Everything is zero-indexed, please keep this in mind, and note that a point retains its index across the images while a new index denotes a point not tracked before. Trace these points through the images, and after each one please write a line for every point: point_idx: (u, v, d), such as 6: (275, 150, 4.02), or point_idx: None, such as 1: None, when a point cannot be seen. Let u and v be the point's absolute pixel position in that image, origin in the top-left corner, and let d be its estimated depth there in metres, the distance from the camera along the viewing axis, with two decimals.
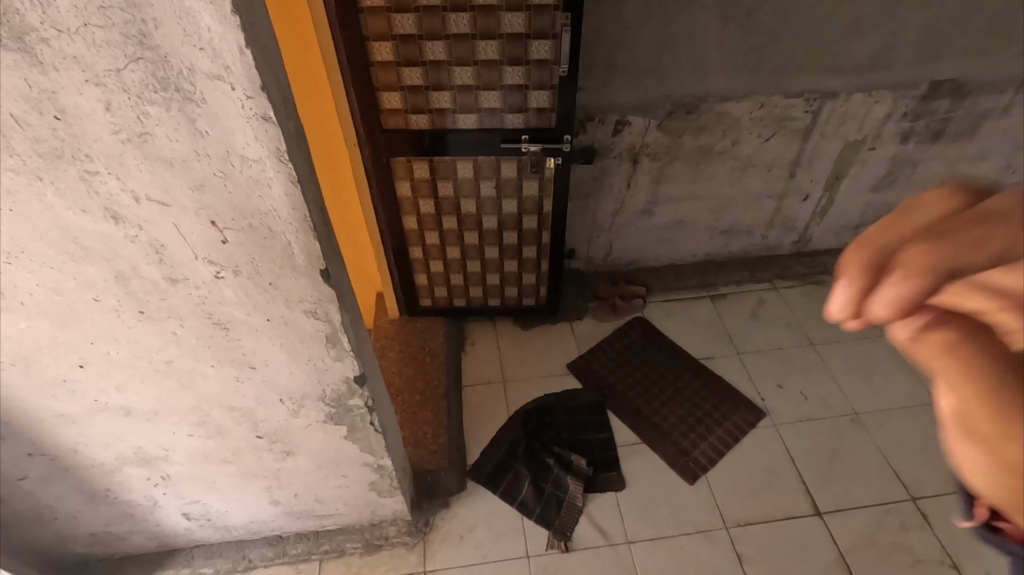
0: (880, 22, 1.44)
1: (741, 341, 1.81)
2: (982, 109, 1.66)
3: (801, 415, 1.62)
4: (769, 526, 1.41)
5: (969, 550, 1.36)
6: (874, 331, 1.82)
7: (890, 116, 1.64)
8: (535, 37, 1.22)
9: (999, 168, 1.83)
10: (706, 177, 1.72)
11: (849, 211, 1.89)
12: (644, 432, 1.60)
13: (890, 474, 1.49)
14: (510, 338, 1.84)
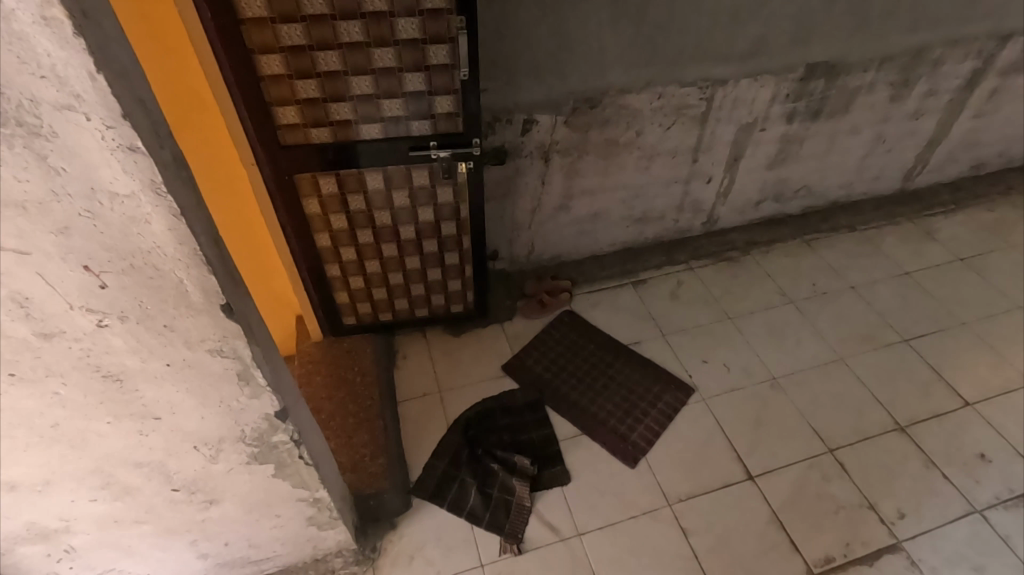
0: (757, 12, 1.53)
1: (665, 323, 1.88)
2: (852, 87, 1.81)
3: (726, 386, 1.71)
4: (708, 497, 1.47)
5: (882, 490, 1.48)
6: (782, 299, 1.95)
7: (775, 99, 1.76)
8: (432, 42, 1.19)
9: (871, 140, 2.01)
10: (616, 169, 1.77)
11: (749, 189, 2.01)
12: (583, 423, 1.63)
13: (808, 430, 1.61)
14: (441, 348, 1.82)
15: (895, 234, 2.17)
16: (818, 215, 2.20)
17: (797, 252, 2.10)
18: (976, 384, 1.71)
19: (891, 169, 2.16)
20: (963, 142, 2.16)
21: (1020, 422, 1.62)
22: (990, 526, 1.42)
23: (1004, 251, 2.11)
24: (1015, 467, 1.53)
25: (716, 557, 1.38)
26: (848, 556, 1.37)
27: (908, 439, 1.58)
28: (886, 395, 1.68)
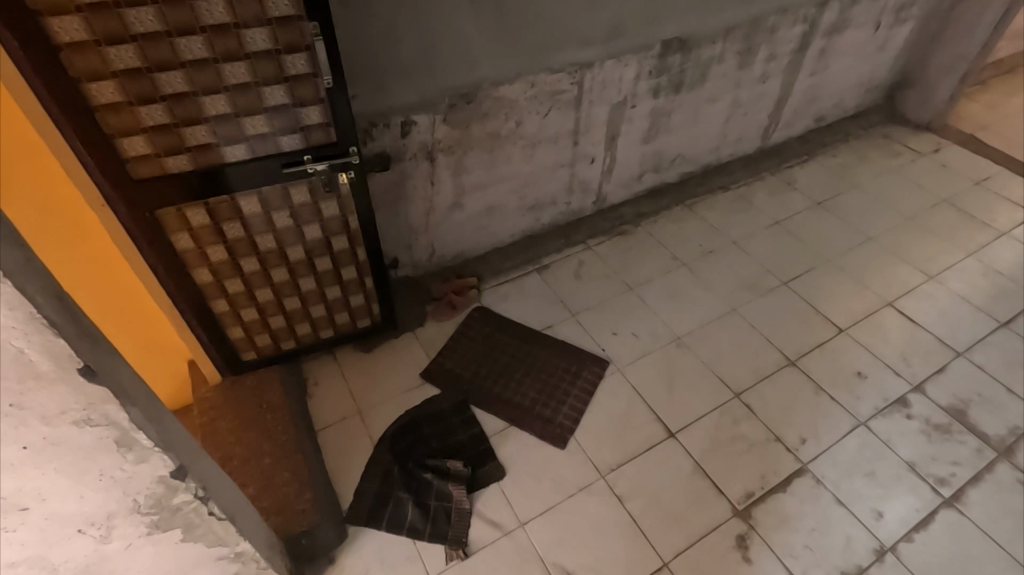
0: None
1: (573, 303, 1.94)
2: (705, 58, 1.95)
3: (637, 353, 1.79)
4: (638, 462, 1.54)
5: (785, 422, 1.62)
6: (675, 263, 2.07)
7: (639, 77, 1.85)
8: (286, 51, 1.13)
9: (729, 106, 2.18)
10: (502, 160, 1.79)
11: (630, 164, 2.11)
12: (510, 414, 1.64)
13: (715, 380, 1.72)
14: (354, 365, 1.76)
15: (762, 189, 2.37)
16: (695, 181, 2.36)
17: (682, 217, 2.24)
18: (846, 312, 1.91)
19: (750, 130, 2.36)
20: (805, 98, 2.40)
21: (885, 339, 1.83)
22: (874, 433, 1.60)
23: (852, 191, 2.37)
24: (886, 378, 1.73)
25: (651, 516, 1.44)
26: (765, 487, 1.49)
27: (800, 371, 1.75)
28: (776, 335, 1.85)
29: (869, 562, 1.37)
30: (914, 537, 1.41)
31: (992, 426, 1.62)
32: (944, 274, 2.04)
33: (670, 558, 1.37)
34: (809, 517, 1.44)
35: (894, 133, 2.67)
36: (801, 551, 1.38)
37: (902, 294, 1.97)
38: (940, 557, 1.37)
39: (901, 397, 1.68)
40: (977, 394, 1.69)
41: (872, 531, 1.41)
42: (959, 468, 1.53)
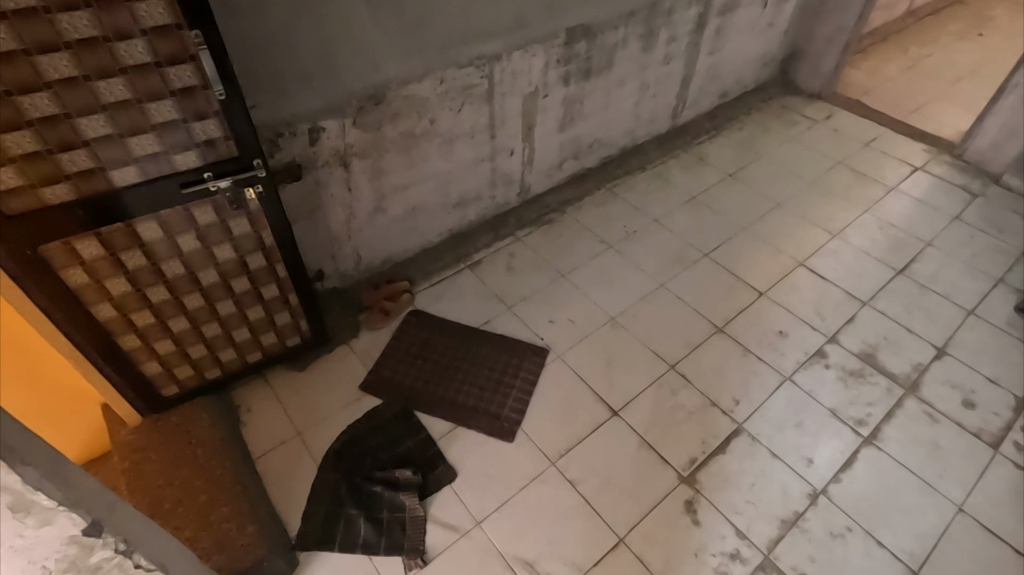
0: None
1: (508, 296, 1.94)
2: (609, 43, 1.99)
3: (575, 338, 1.83)
4: (585, 444, 1.57)
5: (718, 386, 1.70)
6: (603, 245, 2.11)
7: (547, 66, 1.87)
8: (169, 63, 1.06)
9: (638, 89, 2.25)
10: (420, 160, 1.76)
11: (549, 153, 2.14)
12: (455, 415, 1.63)
13: (650, 356, 1.78)
14: (288, 386, 1.69)
15: (677, 166, 2.47)
16: (613, 164, 2.42)
17: (604, 200, 2.29)
18: (764, 276, 2.02)
19: (660, 111, 2.44)
20: (708, 77, 2.51)
21: (800, 297, 1.95)
22: (799, 386, 1.71)
23: (758, 161, 2.51)
24: (804, 333, 1.84)
25: (603, 495, 1.47)
26: (706, 451, 1.55)
27: (728, 336, 1.84)
28: (703, 305, 1.93)
29: (804, 507, 1.45)
30: (842, 477, 1.51)
31: (898, 366, 1.76)
32: (846, 231, 2.20)
33: (625, 532, 1.41)
34: (748, 473, 1.51)
35: (791, 103, 2.84)
36: (744, 507, 1.45)
37: (811, 253, 2.11)
38: (865, 492, 1.48)
39: (819, 349, 1.80)
40: (883, 338, 1.83)
41: (804, 478, 1.50)
42: (874, 408, 1.65)
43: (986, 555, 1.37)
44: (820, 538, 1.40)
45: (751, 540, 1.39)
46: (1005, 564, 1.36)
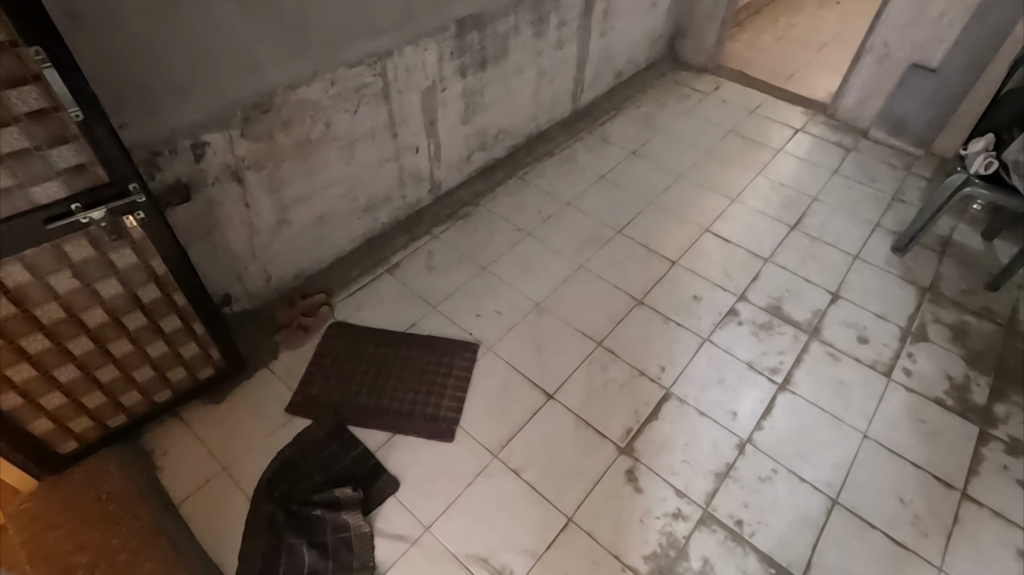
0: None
1: (431, 295, 1.92)
2: (501, 32, 1.99)
3: (503, 328, 1.83)
4: (525, 432, 1.58)
5: (645, 356, 1.77)
6: (520, 234, 2.13)
7: (442, 59, 1.84)
8: (8, 85, 0.94)
9: (536, 76, 2.27)
10: (320, 166, 1.68)
11: (456, 147, 2.12)
12: (391, 423, 1.59)
13: (578, 336, 1.82)
14: (207, 420, 1.58)
15: (582, 148, 2.53)
16: (521, 152, 2.44)
17: (516, 188, 2.31)
18: (674, 245, 2.12)
19: (560, 96, 2.48)
20: (601, 59, 2.58)
21: (709, 261, 2.06)
22: (717, 345, 1.80)
23: (658, 136, 2.61)
24: (717, 295, 1.95)
25: (547, 479, 1.49)
26: (640, 420, 1.61)
27: (647, 307, 1.91)
28: (621, 280, 1.99)
29: (734, 458, 1.54)
30: (764, 424, 1.61)
31: (801, 314, 1.90)
32: (742, 194, 2.34)
33: (573, 511, 1.43)
34: (681, 434, 1.58)
35: (681, 78, 2.98)
36: (680, 467, 1.52)
37: (715, 219, 2.23)
38: (785, 434, 1.59)
39: (731, 308, 1.91)
40: (786, 290, 1.97)
41: (731, 430, 1.60)
42: (784, 355, 1.78)
43: (891, 473, 1.52)
44: (750, 484, 1.49)
45: (690, 497, 1.46)
46: (907, 478, 1.51)
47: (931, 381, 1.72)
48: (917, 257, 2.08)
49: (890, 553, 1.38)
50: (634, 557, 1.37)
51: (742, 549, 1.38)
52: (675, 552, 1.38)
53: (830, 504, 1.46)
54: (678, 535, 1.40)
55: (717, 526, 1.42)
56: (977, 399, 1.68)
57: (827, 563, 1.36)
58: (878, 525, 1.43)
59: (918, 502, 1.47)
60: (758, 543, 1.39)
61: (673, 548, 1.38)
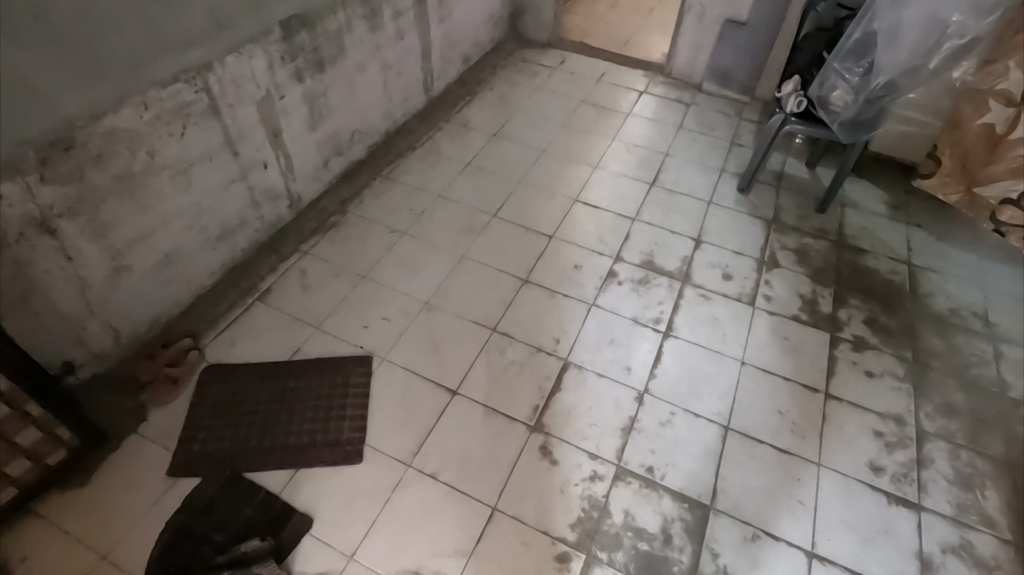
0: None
1: (312, 316, 1.81)
2: (333, 29, 1.88)
3: (395, 334, 1.78)
4: (435, 434, 1.56)
5: (539, 332, 1.80)
6: (395, 234, 2.07)
7: (272, 65, 1.71)
8: None
9: (381, 70, 2.19)
10: (152, 201, 1.51)
11: (309, 156, 2.00)
12: (292, 458, 1.49)
13: (471, 326, 1.81)
14: (72, 508, 1.38)
15: (444, 138, 2.50)
16: (381, 151, 2.37)
17: (383, 189, 2.24)
18: (549, 219, 2.17)
19: (412, 87, 2.42)
20: (446, 45, 2.55)
21: (583, 229, 2.14)
22: (603, 308, 1.88)
23: (515, 115, 2.65)
24: (596, 261, 2.03)
25: (466, 475, 1.48)
26: (544, 395, 1.65)
27: (534, 284, 1.94)
28: (504, 262, 2.01)
29: (635, 410, 1.63)
30: (657, 372, 1.72)
31: (671, 263, 2.03)
32: (603, 160, 2.45)
33: (495, 500, 1.44)
34: (585, 399, 1.64)
35: (528, 55, 3.03)
36: (589, 431, 1.58)
37: (581, 188, 2.31)
38: (676, 378, 1.70)
39: (610, 271, 2.00)
40: (655, 244, 2.10)
41: (628, 385, 1.68)
42: (664, 305, 1.90)
43: (768, 391, 1.69)
44: (653, 431, 1.58)
45: (603, 457, 1.53)
46: (782, 391, 1.69)
47: (787, 302, 1.92)
48: (759, 193, 2.31)
49: (779, 462, 1.54)
50: (561, 527, 1.40)
51: (656, 493, 1.47)
52: (598, 512, 1.43)
53: (724, 432, 1.59)
54: (597, 495, 1.46)
55: (631, 477, 1.50)
56: (825, 309, 1.91)
57: (730, 485, 1.49)
58: (765, 440, 1.58)
59: (793, 411, 1.64)
60: (670, 483, 1.48)
61: (596, 508, 1.44)
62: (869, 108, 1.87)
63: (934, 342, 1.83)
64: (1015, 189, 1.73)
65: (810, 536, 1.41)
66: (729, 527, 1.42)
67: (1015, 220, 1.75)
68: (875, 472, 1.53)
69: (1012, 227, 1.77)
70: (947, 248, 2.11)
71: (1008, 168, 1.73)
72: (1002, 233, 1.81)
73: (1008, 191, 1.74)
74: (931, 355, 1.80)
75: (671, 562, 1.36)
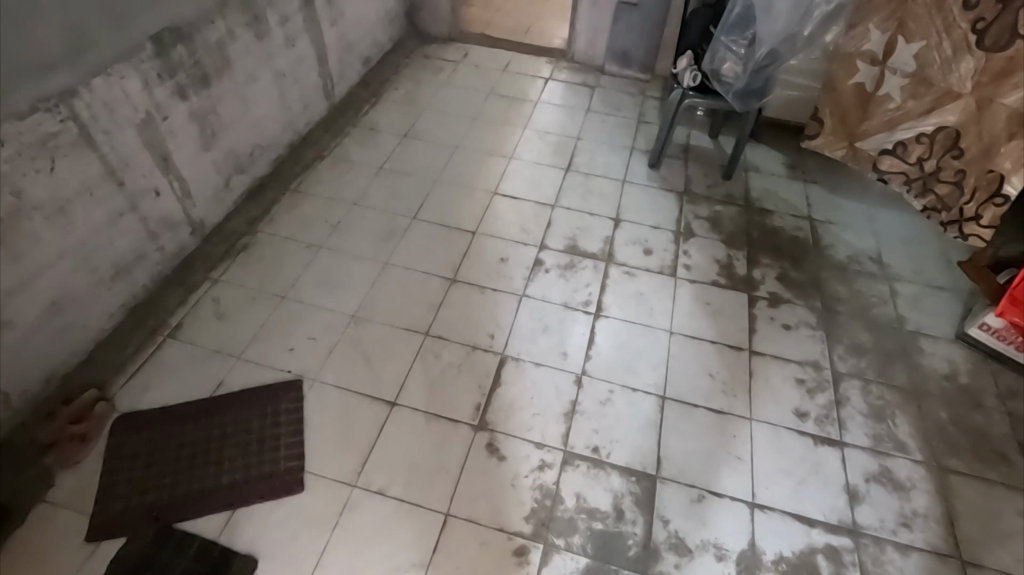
0: (52, 4, 1.26)
1: (232, 346, 1.71)
2: (214, 40, 1.77)
3: (324, 353, 1.71)
4: (378, 449, 1.51)
5: (473, 330, 1.79)
6: (312, 249, 1.99)
7: (149, 84, 1.58)
8: None
9: (275, 80, 2.08)
10: (28, 246, 1.36)
11: (207, 177, 1.87)
12: (227, 500, 1.41)
13: (403, 333, 1.77)
14: None
15: (352, 144, 2.42)
16: (287, 164, 2.26)
17: (293, 204, 2.15)
18: (470, 216, 2.15)
19: (311, 95, 2.32)
20: (342, 48, 2.46)
21: (505, 221, 2.14)
22: (534, 297, 1.89)
23: (424, 114, 2.60)
24: (521, 252, 2.04)
25: (414, 486, 1.45)
26: (485, 393, 1.64)
27: (462, 282, 1.92)
28: (430, 264, 1.97)
29: (576, 393, 1.65)
30: (592, 353, 1.75)
31: (594, 245, 2.07)
32: (516, 150, 2.45)
33: (447, 506, 1.42)
34: (526, 391, 1.65)
35: (430, 51, 2.98)
36: (533, 421, 1.59)
37: (499, 180, 2.31)
38: (611, 356, 1.74)
39: (536, 260, 2.01)
40: (577, 228, 2.13)
41: (566, 369, 1.70)
42: (591, 286, 1.93)
43: (698, 357, 1.76)
44: (595, 411, 1.61)
45: (549, 445, 1.54)
46: (710, 355, 1.76)
47: (705, 268, 2.01)
48: (669, 167, 2.39)
49: (714, 423, 1.61)
50: (516, 521, 1.41)
51: (604, 471, 1.50)
52: (551, 500, 1.44)
53: (661, 402, 1.64)
54: (548, 483, 1.47)
55: (579, 460, 1.52)
56: (740, 271, 2.00)
57: (672, 452, 1.54)
58: (700, 403, 1.65)
59: (722, 371, 1.72)
60: (616, 460, 1.52)
61: (548, 497, 1.45)
62: (758, 78, 1.97)
63: (839, 289, 1.97)
64: (890, 140, 1.88)
65: (750, 487, 1.49)
66: (675, 493, 1.47)
67: (894, 168, 1.90)
68: (801, 417, 1.63)
69: (891, 175, 1.92)
70: (841, 200, 2.27)
71: (882, 122, 1.88)
72: (884, 181, 1.96)
73: (884, 144, 1.89)
74: (838, 301, 1.93)
75: (626, 536, 1.39)
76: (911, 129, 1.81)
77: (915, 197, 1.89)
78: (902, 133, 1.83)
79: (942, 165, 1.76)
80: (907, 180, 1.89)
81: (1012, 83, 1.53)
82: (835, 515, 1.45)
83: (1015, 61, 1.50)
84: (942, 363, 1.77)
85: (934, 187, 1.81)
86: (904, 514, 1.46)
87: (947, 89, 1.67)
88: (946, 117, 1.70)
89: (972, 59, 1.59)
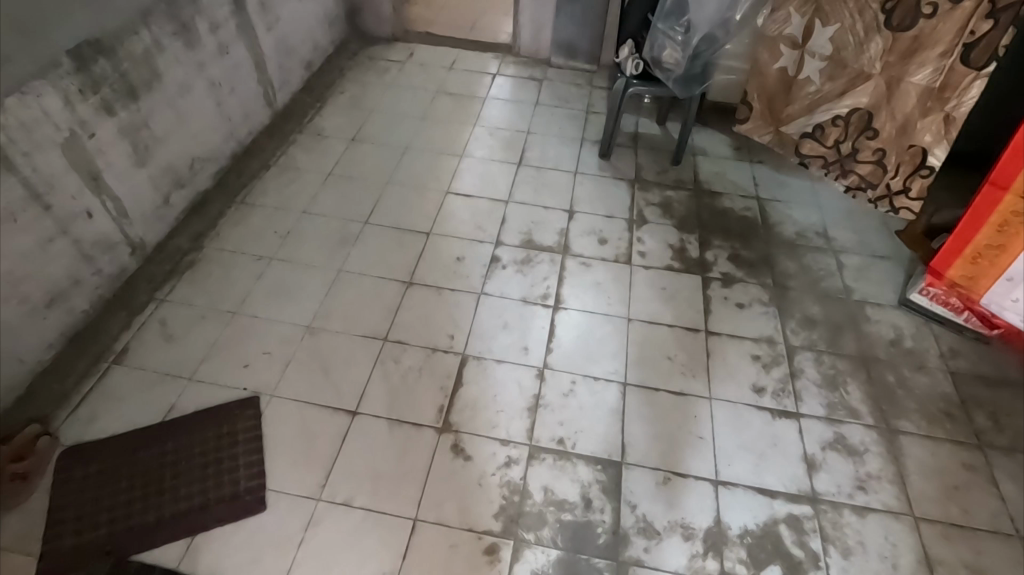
0: None
1: (182, 368, 1.65)
2: (139, 52, 1.70)
3: (280, 367, 1.67)
4: (340, 461, 1.48)
5: (433, 332, 1.77)
6: (262, 262, 1.94)
7: (70, 101, 1.51)
8: None
9: (211, 89, 2.01)
10: None
11: (144, 195, 1.80)
12: (186, 526, 1.37)
13: (361, 340, 1.74)
14: None
15: (299, 151, 2.36)
16: (231, 176, 2.19)
17: (239, 216, 2.08)
18: (423, 217, 2.13)
19: (252, 103, 2.26)
20: (281, 54, 2.39)
21: (458, 220, 2.12)
22: (491, 295, 1.88)
23: (371, 116, 2.56)
24: (477, 250, 2.02)
25: (380, 494, 1.43)
26: (447, 394, 1.63)
27: (419, 285, 1.90)
28: (385, 269, 1.94)
29: (538, 387, 1.65)
30: (553, 346, 1.75)
31: (549, 238, 2.07)
32: (467, 147, 2.44)
33: (415, 510, 1.41)
34: (489, 388, 1.64)
35: (374, 53, 2.93)
36: (498, 418, 1.58)
37: (450, 179, 2.29)
38: (572, 348, 1.75)
39: (492, 257, 2.00)
40: (531, 223, 2.12)
41: (528, 364, 1.70)
42: (549, 279, 1.94)
43: (656, 342, 1.78)
44: (559, 404, 1.62)
45: (514, 441, 1.54)
46: (669, 338, 1.79)
47: (660, 255, 2.03)
48: (620, 156, 2.41)
49: (674, 405, 1.63)
50: (485, 520, 1.40)
51: (571, 462, 1.51)
52: (519, 495, 1.44)
53: (623, 388, 1.66)
54: (515, 479, 1.47)
55: (546, 454, 1.52)
56: (693, 254, 2.04)
57: (636, 438, 1.56)
58: (660, 387, 1.67)
59: (681, 354, 1.75)
60: (582, 450, 1.53)
61: (516, 493, 1.45)
62: (697, 64, 2.01)
63: (788, 265, 2.02)
64: (809, 124, 1.93)
65: (714, 466, 1.52)
66: (641, 477, 1.49)
67: (813, 151, 1.97)
68: (758, 393, 1.67)
69: (811, 159, 1.99)
70: (786, 179, 2.33)
71: (803, 105, 1.92)
72: (805, 165, 2.02)
73: (804, 128, 1.95)
74: (789, 277, 1.98)
75: (595, 524, 1.40)
76: (827, 112, 1.87)
77: (836, 179, 1.97)
78: (820, 116, 1.89)
79: (859, 145, 1.85)
80: (825, 164, 1.96)
81: (918, 62, 1.62)
82: (795, 484, 1.49)
83: (920, 40, 1.60)
84: (888, 330, 1.84)
85: (853, 167, 1.90)
86: (860, 478, 1.52)
87: (859, 70, 1.75)
88: (859, 99, 1.78)
89: (881, 39, 1.67)
